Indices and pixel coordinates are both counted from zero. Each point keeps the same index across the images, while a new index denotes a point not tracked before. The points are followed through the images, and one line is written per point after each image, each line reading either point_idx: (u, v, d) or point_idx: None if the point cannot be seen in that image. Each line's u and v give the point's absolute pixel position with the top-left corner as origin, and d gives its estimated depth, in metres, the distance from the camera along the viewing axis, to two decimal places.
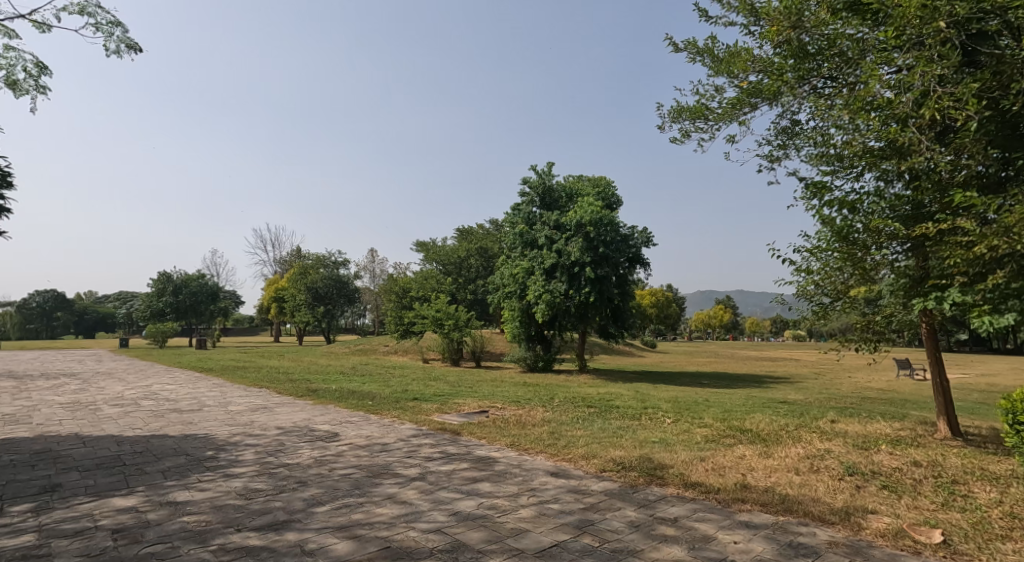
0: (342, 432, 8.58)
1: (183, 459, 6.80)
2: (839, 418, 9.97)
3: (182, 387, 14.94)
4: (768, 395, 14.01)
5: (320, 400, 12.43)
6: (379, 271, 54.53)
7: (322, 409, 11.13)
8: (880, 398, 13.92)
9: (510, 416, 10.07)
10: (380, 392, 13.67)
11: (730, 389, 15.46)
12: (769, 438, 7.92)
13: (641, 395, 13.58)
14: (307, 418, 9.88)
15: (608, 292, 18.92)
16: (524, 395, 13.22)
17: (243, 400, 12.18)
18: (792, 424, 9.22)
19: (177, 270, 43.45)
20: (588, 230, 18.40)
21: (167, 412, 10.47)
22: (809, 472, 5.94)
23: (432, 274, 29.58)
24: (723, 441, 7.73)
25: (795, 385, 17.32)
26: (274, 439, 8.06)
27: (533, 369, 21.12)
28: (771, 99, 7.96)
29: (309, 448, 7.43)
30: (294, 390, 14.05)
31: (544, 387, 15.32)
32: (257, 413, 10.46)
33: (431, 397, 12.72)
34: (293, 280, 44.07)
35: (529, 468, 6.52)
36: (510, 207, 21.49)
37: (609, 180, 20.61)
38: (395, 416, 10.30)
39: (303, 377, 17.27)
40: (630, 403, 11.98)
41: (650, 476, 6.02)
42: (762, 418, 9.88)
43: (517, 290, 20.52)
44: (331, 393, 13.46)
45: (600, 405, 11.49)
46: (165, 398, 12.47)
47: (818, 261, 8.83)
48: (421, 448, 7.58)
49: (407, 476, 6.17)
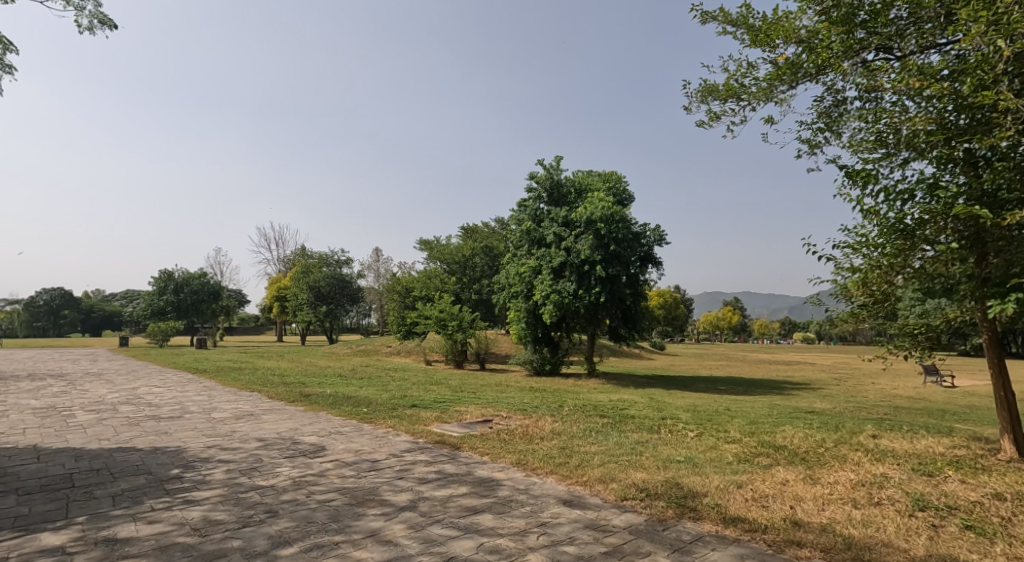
0: (329, 445, 7.71)
1: (142, 479, 5.92)
2: (880, 433, 9.05)
3: (169, 390, 14.11)
4: (793, 404, 13.07)
5: (312, 406, 11.58)
6: (383, 270, 53.80)
7: (313, 418, 10.26)
8: (914, 408, 12.95)
9: (516, 427, 9.18)
10: (378, 397, 12.80)
11: (750, 397, 14.51)
12: (809, 458, 7.02)
13: (656, 402, 12.65)
14: (294, 429, 9.02)
15: (619, 293, 18.04)
16: (531, 403, 12.32)
17: (227, 406, 11.31)
18: (830, 440, 8.29)
19: (179, 269, 42.87)
20: (599, 226, 17.51)
21: (144, 420, 9.62)
22: (870, 505, 5.06)
23: (436, 274, 28.74)
24: (757, 462, 6.79)
25: (818, 392, 16.34)
26: (252, 454, 7.18)
27: (540, 372, 20.32)
28: (814, 76, 7.12)
29: (289, 467, 6.55)
30: (285, 395, 13.20)
31: (551, 393, 14.43)
32: (241, 422, 9.61)
33: (431, 403, 11.84)
34: (295, 279, 43.31)
35: (538, 495, 5.62)
36: (516, 203, 20.60)
37: (620, 174, 19.66)
38: (389, 426, 9.43)
39: (297, 380, 16.41)
40: (645, 412, 11.07)
41: (681, 507, 5.12)
42: (794, 432, 8.99)
43: (523, 290, 19.57)
44: (325, 398, 12.61)
45: (614, 415, 10.55)
46: (147, 403, 11.64)
47: (863, 258, 7.91)
48: (415, 467, 6.69)
49: (395, 504, 5.28)
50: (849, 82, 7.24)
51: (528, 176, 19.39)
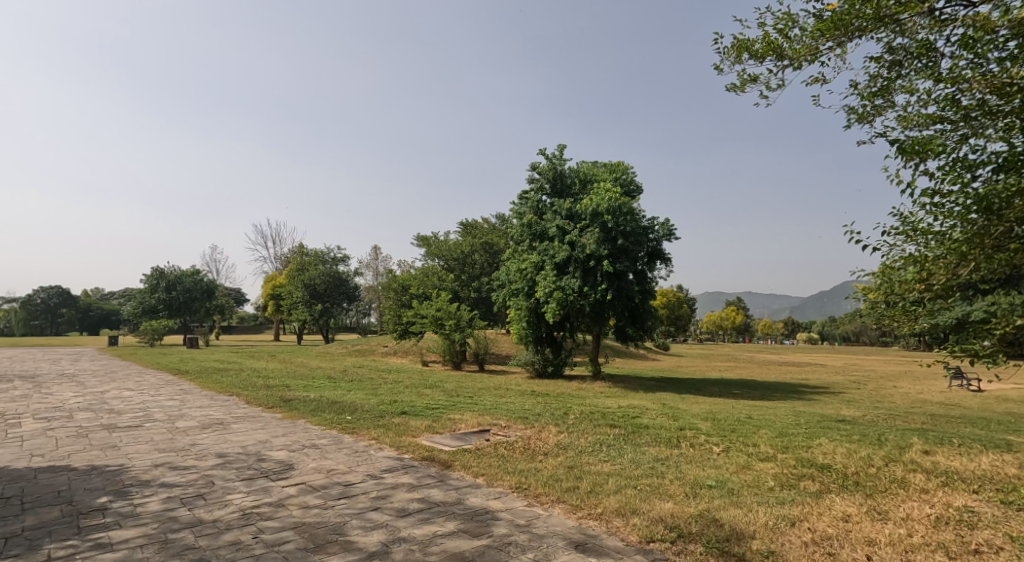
0: (299, 464, 6.60)
1: (56, 512, 4.81)
2: (931, 447, 7.97)
3: (141, 393, 13.02)
4: (818, 411, 11.98)
5: (291, 413, 10.47)
6: (380, 268, 52.83)
7: (289, 428, 9.13)
8: (951, 416, 11.87)
9: (516, 440, 8.08)
10: (366, 403, 11.70)
11: (770, 403, 13.40)
12: (864, 482, 5.96)
13: (669, 409, 11.57)
14: (264, 441, 7.91)
15: (627, 290, 16.94)
16: (533, 409, 11.23)
17: (196, 413, 10.18)
18: (878, 458, 7.20)
19: (171, 266, 41.82)
20: (605, 219, 16.39)
21: (96, 430, 8.49)
22: (969, 556, 3.97)
23: (433, 270, 27.53)
24: (806, 489, 5.68)
25: (841, 397, 15.28)
26: (204, 475, 6.06)
27: (541, 374, 19.29)
28: (869, 30, 6.06)
29: (243, 493, 5.43)
30: (264, 400, 12.08)
31: (555, 398, 13.36)
32: (206, 433, 8.49)
33: (422, 410, 10.73)
34: (290, 276, 42.29)
35: (543, 535, 4.52)
36: (517, 196, 19.50)
37: (627, 164, 18.48)
38: (373, 439, 8.33)
39: (282, 383, 15.32)
40: (660, 421, 9.98)
41: (726, 556, 4.03)
42: (833, 446, 7.92)
43: (524, 287, 18.46)
44: (307, 403, 11.48)
45: (626, 425, 9.43)
46: (109, 409, 10.54)
47: (918, 246, 6.83)
48: (396, 494, 5.57)
49: (363, 550, 4.16)
50: (908, 38, 6.19)
51: (530, 166, 18.28)
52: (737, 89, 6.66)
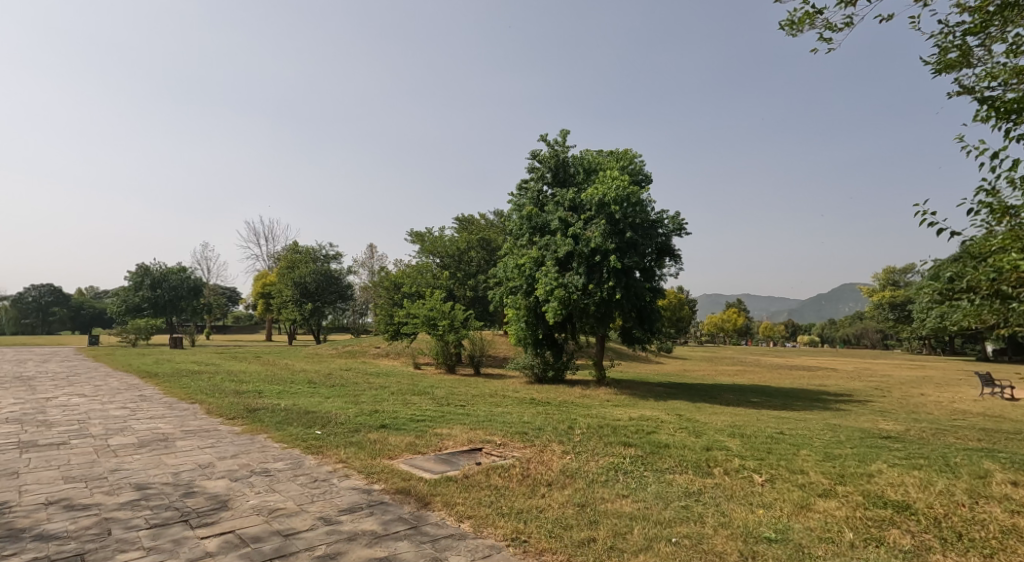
0: (236, 502, 5.16)
1: None
2: (1017, 477, 6.57)
3: (91, 400, 11.55)
4: (855, 427, 10.58)
5: (252, 427, 9.01)
6: (375, 266, 51.44)
7: (243, 446, 7.67)
8: (1005, 432, 10.48)
9: (512, 466, 6.64)
10: (341, 414, 10.19)
11: (797, 415, 11.99)
12: (969, 535, 4.55)
13: (688, 422, 10.18)
14: (205, 466, 6.45)
15: (636, 288, 15.54)
16: (532, 422, 9.80)
17: (139, 427, 8.70)
18: (962, 493, 5.78)
19: (156, 262, 40.28)
20: (612, 209, 14.97)
21: (7, 449, 7.03)
22: None
23: (427, 267, 26.09)
24: (897, 547, 4.30)
25: (872, 407, 13.89)
26: (102, 519, 4.62)
27: (541, 378, 17.88)
28: None
29: (141, 553, 4.02)
30: (226, 409, 10.58)
31: (557, 408, 11.91)
32: (139, 453, 7.03)
33: (405, 424, 9.27)
34: (280, 273, 40.77)
35: None
36: (516, 187, 18.12)
37: (635, 152, 17.00)
38: (341, 462, 6.88)
39: (255, 388, 13.82)
40: (681, 438, 8.57)
41: None
42: (897, 475, 6.51)
43: (524, 285, 17.04)
44: (275, 415, 10.00)
45: (643, 444, 8.00)
46: (41, 421, 9.04)
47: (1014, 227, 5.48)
48: (351, 552, 4.14)
49: None
50: None
51: (530, 154, 16.90)
52: (794, 29, 5.47)
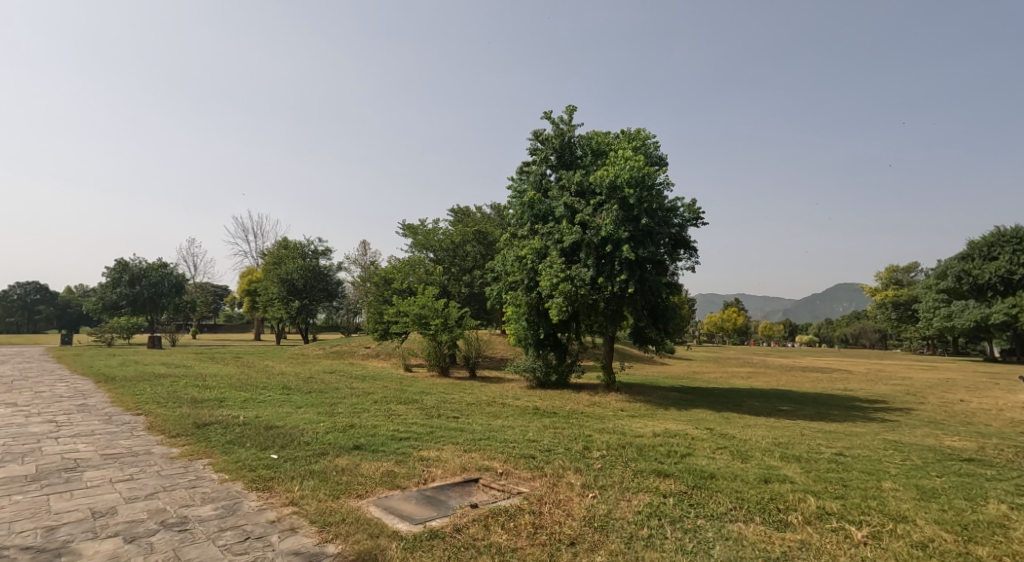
0: None
1: None
2: None
3: (16, 412, 9.73)
4: (920, 444, 8.92)
5: (193, 449, 7.23)
6: (367, 263, 49.65)
7: (169, 479, 5.89)
8: None
9: (521, 513, 4.89)
10: (309, 430, 8.43)
11: (844, 427, 10.33)
12: None
13: (724, 440, 8.50)
14: (97, 516, 4.68)
15: (651, 283, 13.85)
16: (539, 440, 8.09)
17: (48, 451, 6.93)
18: None
19: (134, 258, 38.19)
20: (626, 193, 13.30)
21: None
22: None
23: (418, 261, 24.35)
24: None
25: (920, 418, 12.22)
26: None
27: (543, 383, 16.20)
28: None
29: None
30: (172, 424, 8.79)
31: (565, 420, 10.20)
32: (23, 492, 5.27)
33: (383, 445, 7.52)
34: (266, 269, 38.94)
35: None
36: (516, 172, 16.48)
37: (648, 132, 15.31)
38: (290, 505, 5.14)
39: (218, 396, 12.03)
40: (725, 464, 6.86)
41: None
42: None
43: (524, 279, 15.35)
44: (228, 432, 8.24)
45: (682, 472, 6.30)
46: None
47: None
48: None
49: None
50: None
51: (532, 134, 15.20)
52: None
